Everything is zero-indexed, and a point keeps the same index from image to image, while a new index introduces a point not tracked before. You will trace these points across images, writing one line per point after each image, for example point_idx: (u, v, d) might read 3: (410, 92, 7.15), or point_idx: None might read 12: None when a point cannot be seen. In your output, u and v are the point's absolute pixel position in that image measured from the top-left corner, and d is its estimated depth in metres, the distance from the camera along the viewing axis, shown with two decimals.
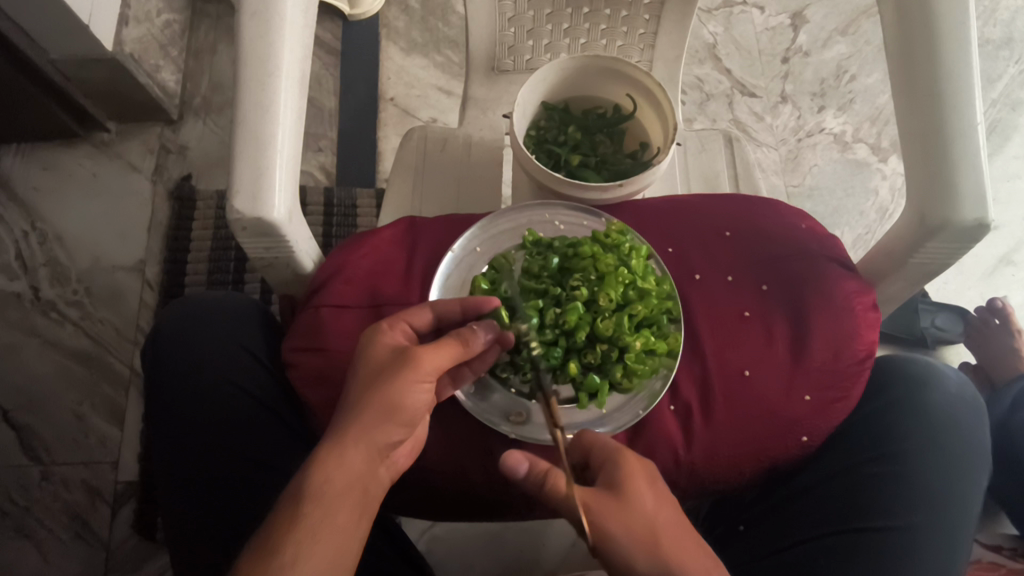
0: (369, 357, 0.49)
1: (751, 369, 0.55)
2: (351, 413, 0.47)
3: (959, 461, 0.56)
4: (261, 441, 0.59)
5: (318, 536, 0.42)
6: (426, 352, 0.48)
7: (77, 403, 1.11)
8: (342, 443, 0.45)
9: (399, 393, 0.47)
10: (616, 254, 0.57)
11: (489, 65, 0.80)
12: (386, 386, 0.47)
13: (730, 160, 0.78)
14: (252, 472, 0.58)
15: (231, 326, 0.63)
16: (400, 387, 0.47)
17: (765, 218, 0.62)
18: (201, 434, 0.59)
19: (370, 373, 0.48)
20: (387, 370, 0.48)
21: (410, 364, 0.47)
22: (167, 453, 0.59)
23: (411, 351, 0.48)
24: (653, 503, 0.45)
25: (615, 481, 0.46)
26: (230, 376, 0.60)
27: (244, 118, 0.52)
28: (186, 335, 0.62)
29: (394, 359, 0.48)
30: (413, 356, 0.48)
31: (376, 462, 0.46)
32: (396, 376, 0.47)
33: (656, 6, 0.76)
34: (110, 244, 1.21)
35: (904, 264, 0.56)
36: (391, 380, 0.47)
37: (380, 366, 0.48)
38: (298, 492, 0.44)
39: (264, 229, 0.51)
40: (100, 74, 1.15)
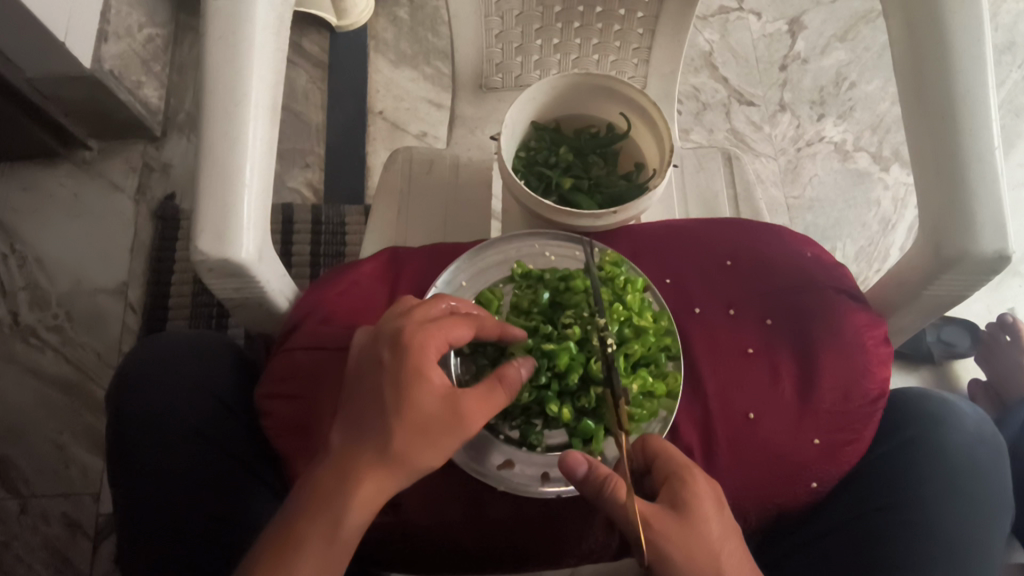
0: (418, 400, 0.43)
1: (755, 412, 0.52)
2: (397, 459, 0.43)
3: (980, 503, 0.53)
4: (223, 496, 0.55)
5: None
6: (477, 409, 0.44)
7: (57, 433, 1.08)
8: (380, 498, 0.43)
9: (441, 449, 0.44)
10: (610, 288, 0.55)
11: (476, 82, 0.76)
12: (437, 445, 0.44)
13: (729, 179, 0.75)
14: (208, 524, 0.54)
15: (202, 372, 0.59)
16: (447, 445, 0.44)
17: (766, 245, 0.59)
18: (164, 491, 0.55)
19: (416, 425, 0.43)
20: (437, 428, 0.43)
21: (464, 421, 0.44)
22: (125, 506, 0.56)
23: (463, 408, 0.44)
24: (715, 533, 0.41)
25: (677, 499, 0.42)
26: (198, 428, 0.57)
27: (210, 151, 0.48)
28: (153, 382, 0.59)
29: (445, 414, 0.44)
30: (468, 413, 0.44)
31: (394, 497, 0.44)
32: (448, 434, 0.43)
33: (650, 20, 0.72)
34: (92, 265, 1.17)
35: (917, 296, 0.53)
36: (438, 440, 0.43)
37: (429, 420, 0.43)
38: (327, 540, 0.42)
39: (232, 270, 0.48)
40: (78, 92, 1.12)
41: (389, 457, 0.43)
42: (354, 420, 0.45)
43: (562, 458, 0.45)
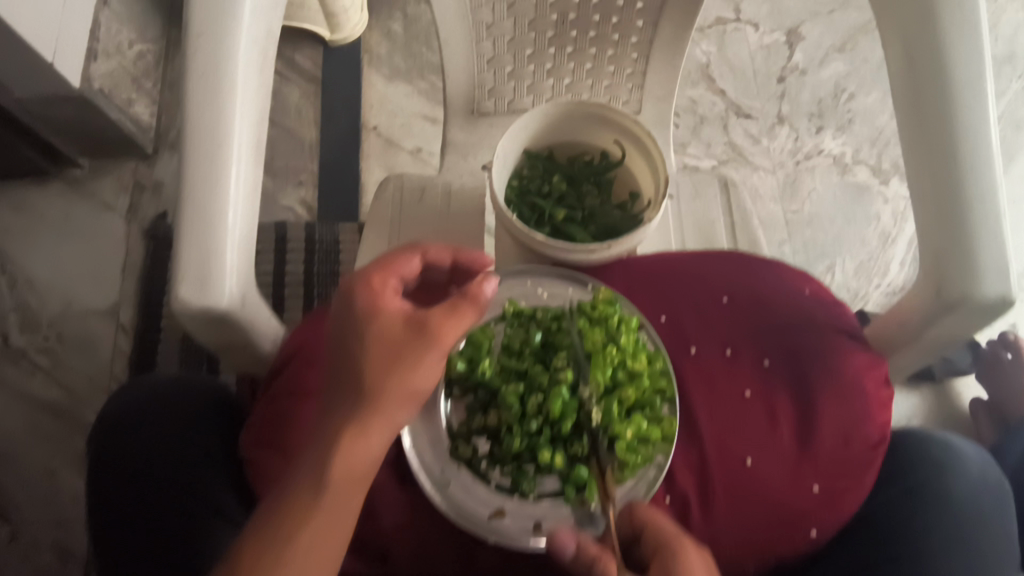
0: (377, 329, 0.44)
1: (754, 458, 0.51)
2: (374, 385, 0.43)
3: (981, 554, 0.53)
4: (190, 544, 0.56)
5: (327, 531, 0.40)
6: (443, 325, 0.44)
7: (49, 458, 1.07)
8: (364, 433, 0.42)
9: (418, 368, 0.43)
10: (604, 329, 0.53)
11: (468, 108, 0.74)
12: (414, 368, 0.43)
13: (726, 207, 0.74)
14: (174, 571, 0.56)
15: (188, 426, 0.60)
16: (422, 364, 0.43)
17: (764, 281, 0.58)
18: (138, 532, 0.58)
19: (379, 348, 0.43)
20: (403, 345, 0.43)
21: (434, 334, 0.44)
22: (105, 543, 0.58)
23: (429, 325, 0.44)
24: None
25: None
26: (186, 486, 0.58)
27: (189, 194, 0.46)
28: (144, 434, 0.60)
29: (409, 333, 0.44)
30: (436, 325, 0.44)
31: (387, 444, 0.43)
32: (418, 354, 0.43)
33: (644, 45, 0.71)
34: (83, 286, 1.16)
35: (920, 337, 0.51)
36: (408, 359, 0.43)
37: (391, 341, 0.44)
38: (318, 484, 0.41)
39: (215, 318, 0.46)
40: (68, 112, 1.10)
41: (364, 393, 0.42)
42: (327, 376, 0.45)
43: (549, 540, 0.46)
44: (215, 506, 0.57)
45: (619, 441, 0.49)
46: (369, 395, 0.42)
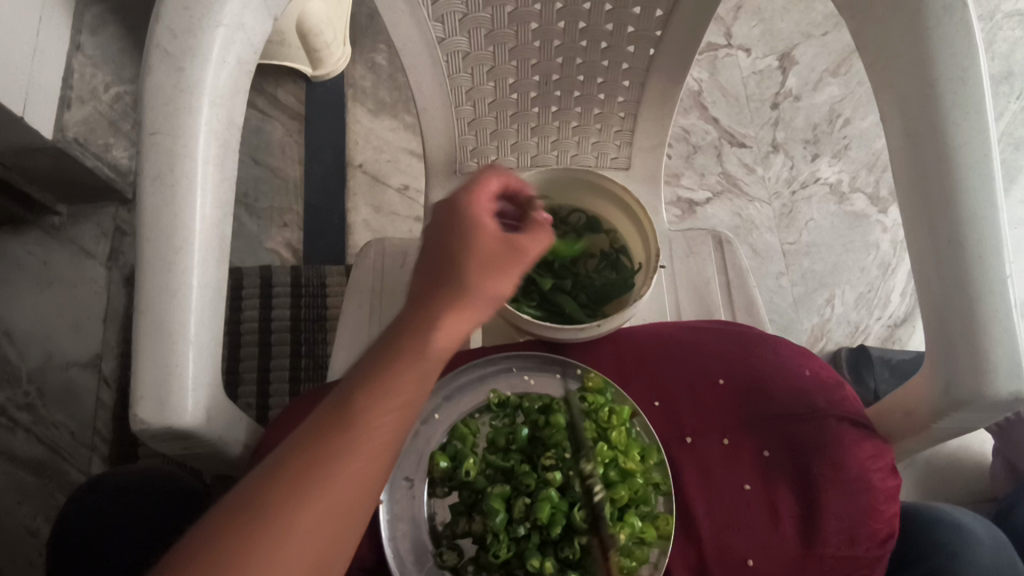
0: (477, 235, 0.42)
1: (755, 559, 0.48)
2: (460, 295, 0.41)
3: None
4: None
5: (342, 474, 0.36)
6: (532, 243, 0.43)
7: (32, 518, 1.04)
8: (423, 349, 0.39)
9: (498, 284, 0.42)
10: (594, 422, 0.50)
11: (450, 168, 0.70)
12: (498, 277, 0.42)
13: (721, 264, 0.71)
14: None
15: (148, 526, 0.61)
16: (503, 278, 0.42)
17: (763, 359, 0.55)
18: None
19: (475, 257, 0.41)
20: (499, 260, 0.42)
21: (521, 253, 0.43)
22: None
23: (518, 242, 0.43)
24: None
25: None
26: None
27: (146, 305, 0.44)
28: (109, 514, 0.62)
29: (504, 249, 0.42)
30: (525, 245, 0.43)
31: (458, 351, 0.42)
32: (507, 266, 0.42)
33: (631, 104, 0.68)
34: (64, 338, 1.13)
35: (926, 428, 0.49)
36: (494, 269, 0.42)
37: (488, 253, 0.42)
38: (359, 401, 0.37)
39: (176, 436, 0.44)
40: (42, 161, 1.07)
41: (450, 293, 0.41)
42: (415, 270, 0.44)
43: None
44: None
45: (611, 547, 0.46)
46: (448, 305, 0.40)
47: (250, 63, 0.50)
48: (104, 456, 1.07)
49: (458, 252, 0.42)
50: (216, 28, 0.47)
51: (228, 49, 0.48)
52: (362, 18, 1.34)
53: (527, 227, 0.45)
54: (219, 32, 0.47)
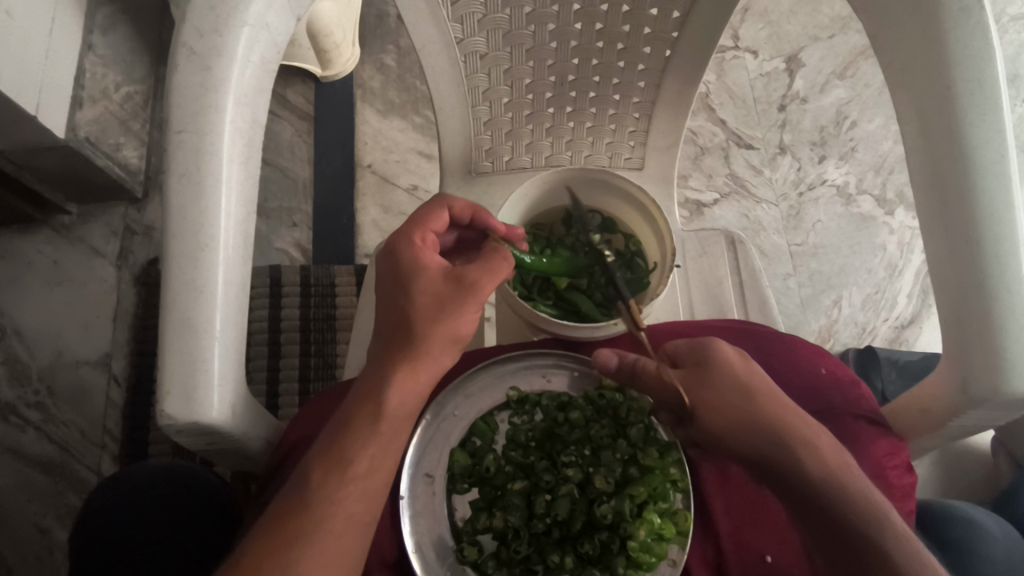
0: (423, 283, 0.48)
1: (773, 555, 0.51)
2: (421, 340, 0.47)
3: None
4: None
5: (338, 515, 0.44)
6: (483, 281, 0.49)
7: (41, 516, 1.04)
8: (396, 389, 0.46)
9: (461, 324, 0.48)
10: (612, 420, 0.52)
11: (465, 168, 0.71)
12: (454, 317, 0.48)
13: (734, 264, 0.71)
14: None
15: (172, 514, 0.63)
16: (462, 320, 0.48)
17: (779, 358, 0.56)
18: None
19: (429, 301, 0.48)
20: (445, 302, 0.48)
21: (472, 292, 0.48)
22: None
23: (467, 280, 0.49)
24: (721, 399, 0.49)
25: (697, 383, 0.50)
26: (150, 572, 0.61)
27: (173, 302, 0.45)
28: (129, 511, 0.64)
29: (450, 290, 0.48)
30: (474, 285, 0.48)
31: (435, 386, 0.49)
32: (460, 305, 0.48)
33: (646, 104, 0.68)
34: (73, 336, 1.13)
35: (943, 426, 0.49)
36: (453, 311, 0.48)
37: (438, 295, 0.48)
38: (344, 450, 0.45)
39: (203, 431, 0.44)
40: (53, 160, 1.08)
41: (410, 337, 0.47)
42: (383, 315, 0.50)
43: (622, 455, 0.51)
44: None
45: (631, 543, 0.47)
46: (416, 350, 0.47)
47: (273, 62, 0.51)
48: (114, 455, 1.07)
49: (411, 296, 0.48)
50: (241, 27, 0.48)
51: (253, 48, 0.48)
52: (371, 19, 1.35)
53: (490, 260, 0.50)
54: (244, 31, 0.48)
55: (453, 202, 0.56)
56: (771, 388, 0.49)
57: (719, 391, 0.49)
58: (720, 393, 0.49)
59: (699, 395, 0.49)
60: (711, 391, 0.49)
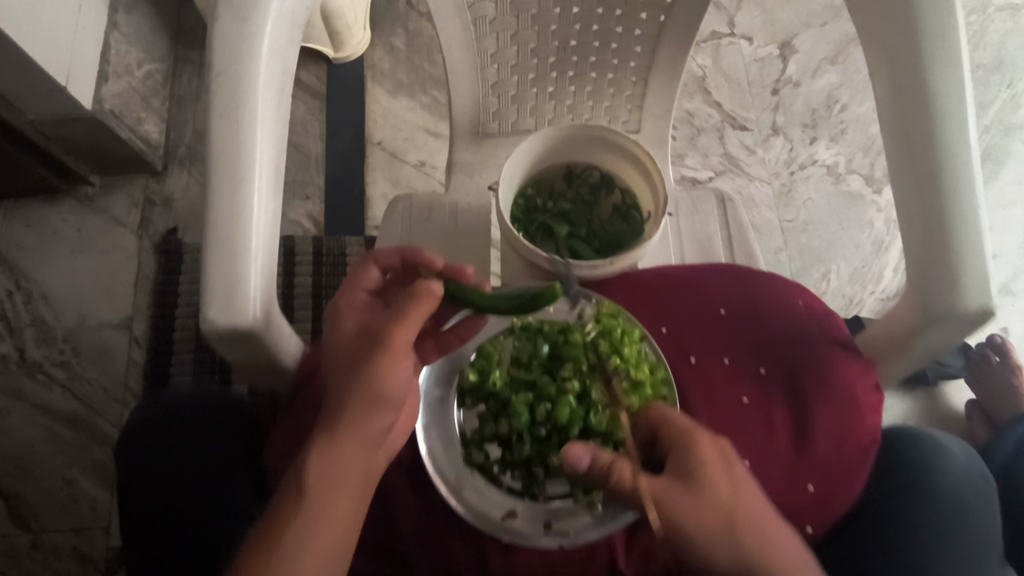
0: (342, 346, 0.52)
1: (752, 462, 0.56)
2: (341, 407, 0.49)
3: (966, 551, 0.57)
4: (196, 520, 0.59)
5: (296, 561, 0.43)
6: (393, 328, 0.51)
7: (67, 467, 1.10)
8: (334, 441, 0.48)
9: (382, 374, 0.50)
10: (607, 341, 0.56)
11: (472, 129, 0.77)
12: (366, 374, 0.49)
13: (723, 220, 0.77)
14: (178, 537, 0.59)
15: (201, 429, 0.62)
16: (381, 368, 0.50)
17: (762, 293, 0.62)
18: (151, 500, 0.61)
19: (348, 362, 0.51)
20: (362, 357, 0.50)
21: (385, 343, 0.50)
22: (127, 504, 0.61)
23: (381, 331, 0.51)
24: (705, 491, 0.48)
25: (683, 470, 0.48)
26: (197, 491, 0.59)
27: (214, 223, 0.50)
28: (145, 439, 0.61)
29: (366, 345, 0.51)
30: (385, 334, 0.50)
31: (372, 452, 0.49)
32: (375, 355, 0.50)
33: (642, 69, 0.74)
34: (96, 300, 1.19)
35: (907, 348, 0.55)
36: (371, 363, 0.50)
37: (356, 354, 0.51)
38: (296, 501, 0.45)
39: (241, 338, 0.50)
40: (79, 131, 1.13)
41: (333, 407, 0.49)
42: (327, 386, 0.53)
43: (564, 457, 0.50)
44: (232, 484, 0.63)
45: (622, 447, 0.53)
46: (337, 417, 0.49)
47: (299, 18, 0.57)
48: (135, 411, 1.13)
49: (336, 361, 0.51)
50: None
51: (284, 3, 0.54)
52: (381, 4, 1.40)
53: (404, 302, 0.52)
54: None
55: (377, 255, 0.59)
56: (751, 508, 0.47)
57: (697, 510, 0.47)
58: (701, 514, 0.46)
59: (678, 515, 0.47)
60: (689, 512, 0.47)
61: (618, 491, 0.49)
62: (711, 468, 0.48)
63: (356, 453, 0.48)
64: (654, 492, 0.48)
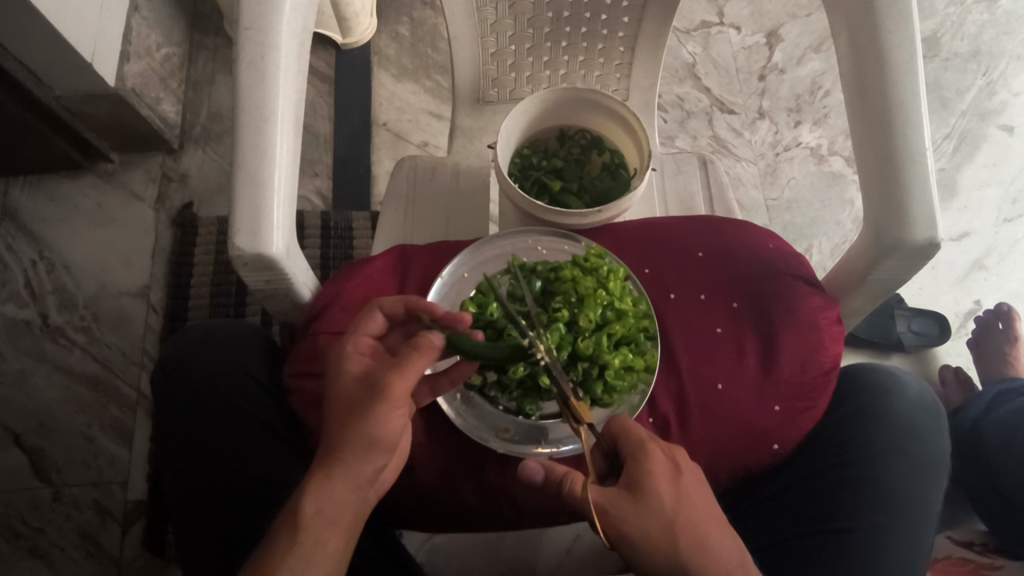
0: (341, 385, 0.55)
1: (723, 383, 0.63)
2: (336, 450, 0.54)
3: (913, 466, 0.64)
4: (235, 444, 0.68)
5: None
6: (391, 385, 0.54)
7: (87, 425, 1.16)
8: (330, 478, 0.53)
9: (378, 425, 0.54)
10: (595, 277, 0.62)
11: (474, 96, 0.86)
12: (361, 424, 0.54)
13: (704, 181, 0.84)
14: (226, 461, 0.67)
15: (236, 351, 0.71)
16: (376, 420, 0.54)
17: (733, 237, 0.69)
18: (193, 432, 0.68)
19: (346, 405, 0.55)
20: (358, 405, 0.54)
21: (382, 396, 0.54)
22: (170, 436, 0.69)
23: (378, 383, 0.54)
24: (663, 499, 0.51)
25: (636, 481, 0.52)
26: (238, 401, 0.69)
27: (244, 162, 0.57)
28: (187, 365, 0.70)
29: (364, 393, 0.54)
30: (383, 388, 0.54)
31: (362, 491, 0.55)
32: (372, 408, 0.54)
33: (630, 39, 0.82)
34: (116, 270, 1.25)
35: (864, 279, 0.62)
36: (368, 414, 0.54)
37: (353, 399, 0.55)
38: (293, 526, 0.52)
39: (265, 264, 0.56)
40: (102, 108, 1.20)
41: (330, 447, 0.54)
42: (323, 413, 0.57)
43: (522, 467, 0.57)
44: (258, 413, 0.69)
45: (607, 368, 0.59)
46: (332, 457, 0.54)
47: None
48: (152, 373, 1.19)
49: (334, 398, 0.55)
50: None
51: None
52: None
53: (403, 358, 0.55)
54: None
55: (382, 302, 0.60)
56: (691, 518, 0.51)
57: (637, 518, 0.50)
58: (642, 523, 0.50)
59: (621, 519, 0.51)
60: (630, 518, 0.50)
61: (571, 498, 0.54)
62: (654, 475, 0.52)
63: (349, 491, 0.54)
64: (600, 500, 0.52)
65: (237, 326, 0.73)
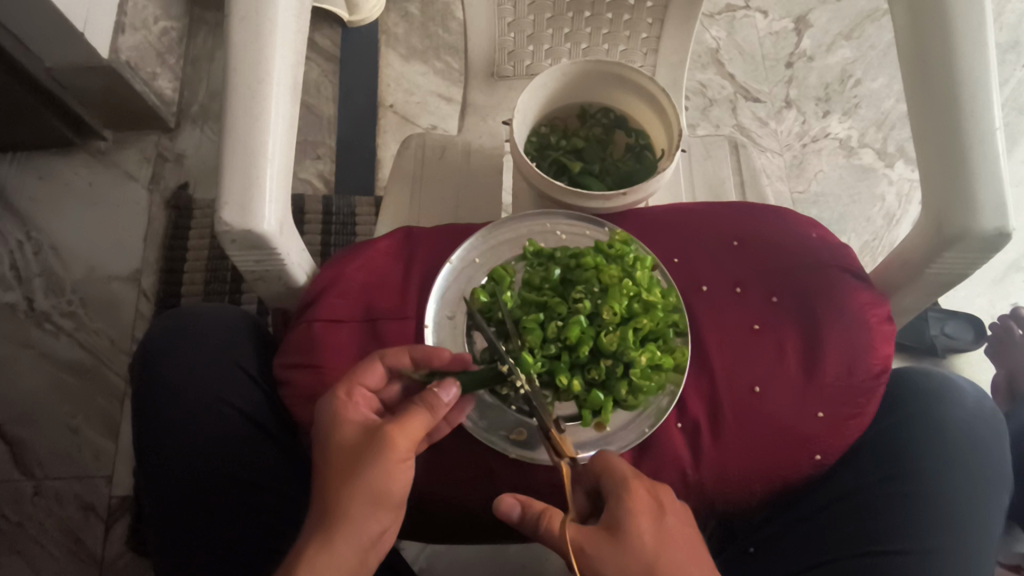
0: (340, 438, 0.49)
1: (761, 386, 0.56)
2: (335, 512, 0.47)
3: (973, 480, 0.58)
4: (213, 438, 0.61)
5: None
6: (395, 435, 0.48)
7: (71, 416, 1.10)
8: (330, 540, 0.46)
9: (382, 479, 0.47)
10: (620, 265, 0.56)
11: (488, 71, 0.80)
12: (366, 476, 0.47)
13: (736, 166, 0.77)
14: (202, 457, 0.61)
15: (226, 337, 0.65)
16: (381, 473, 0.47)
17: (771, 226, 0.63)
18: (170, 423, 0.62)
19: (345, 459, 0.48)
20: (360, 456, 0.48)
21: (385, 446, 0.48)
22: (148, 427, 0.63)
23: (381, 433, 0.48)
24: (652, 547, 0.45)
25: (616, 522, 0.46)
26: (223, 392, 0.63)
27: (233, 126, 0.51)
28: (173, 350, 0.64)
29: (365, 444, 0.48)
30: (386, 438, 0.48)
31: (365, 556, 0.47)
32: (375, 460, 0.47)
33: (659, 10, 0.75)
34: (107, 253, 1.19)
35: (921, 274, 0.56)
36: (370, 466, 0.47)
37: (354, 451, 0.48)
38: None
39: (254, 241, 0.50)
40: (95, 82, 1.14)
41: (329, 505, 0.47)
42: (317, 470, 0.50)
43: (496, 502, 0.49)
44: (242, 404, 0.62)
45: (634, 367, 0.52)
46: (331, 520, 0.47)
47: None
48: None
49: (331, 454, 0.49)
50: None
51: None
52: None
53: (407, 409, 0.49)
54: None
55: (386, 351, 0.53)
56: (676, 557, 0.45)
57: (619, 560, 0.44)
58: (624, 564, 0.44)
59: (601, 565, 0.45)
60: (611, 562, 0.44)
61: (548, 539, 0.48)
62: (637, 514, 0.46)
63: (353, 555, 0.46)
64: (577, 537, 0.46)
65: (228, 310, 0.67)
